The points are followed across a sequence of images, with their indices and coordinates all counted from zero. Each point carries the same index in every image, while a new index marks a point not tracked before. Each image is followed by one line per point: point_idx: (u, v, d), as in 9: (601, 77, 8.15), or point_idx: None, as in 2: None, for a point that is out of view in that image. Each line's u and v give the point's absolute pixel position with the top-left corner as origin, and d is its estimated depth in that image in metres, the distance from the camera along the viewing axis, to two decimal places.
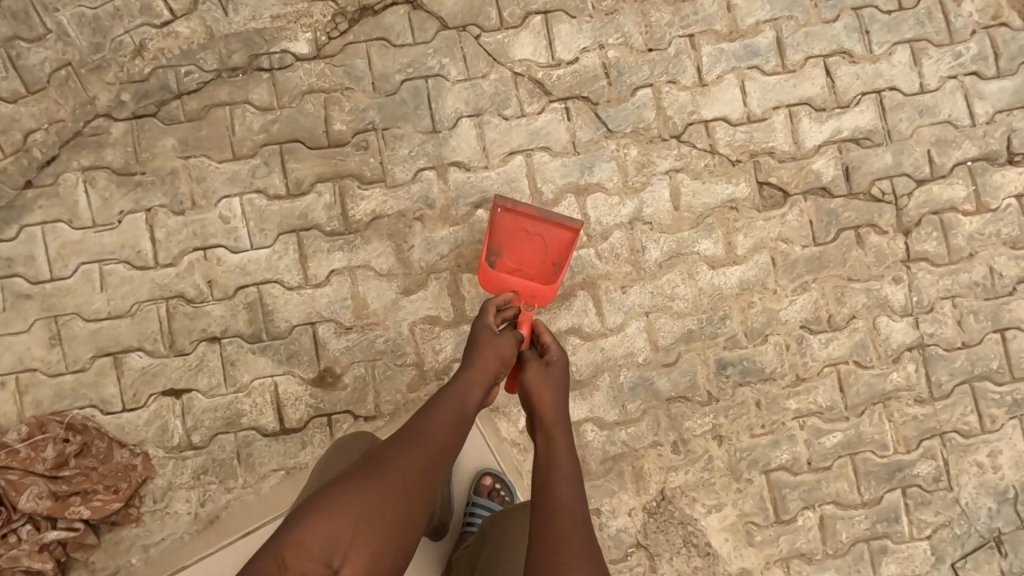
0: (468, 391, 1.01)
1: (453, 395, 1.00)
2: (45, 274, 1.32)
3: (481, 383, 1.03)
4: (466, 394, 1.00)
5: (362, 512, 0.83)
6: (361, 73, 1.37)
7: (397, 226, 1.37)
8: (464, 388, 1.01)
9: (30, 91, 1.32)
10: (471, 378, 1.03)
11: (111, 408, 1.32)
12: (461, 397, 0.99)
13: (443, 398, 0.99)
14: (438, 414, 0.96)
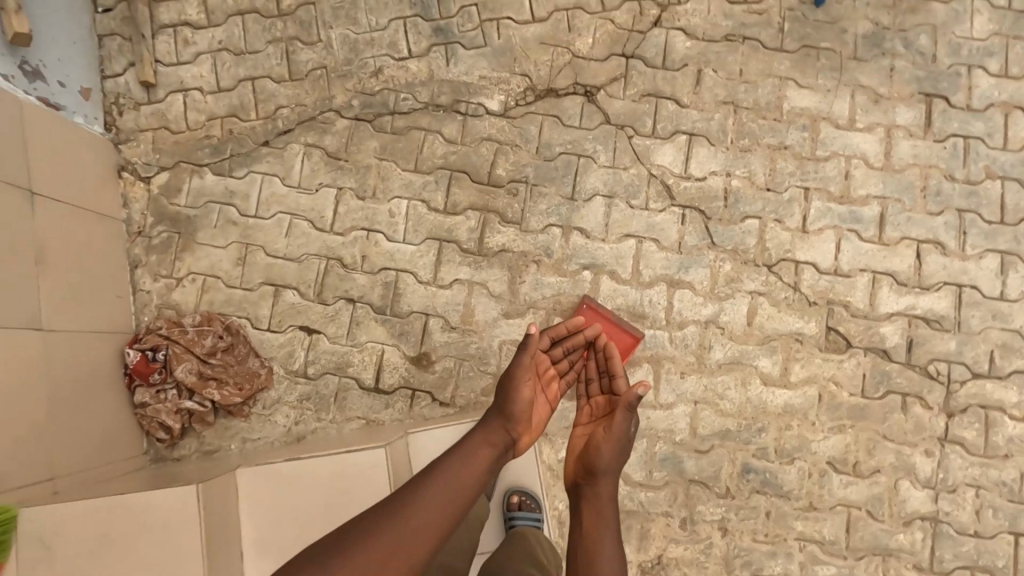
0: (479, 448, 1.11)
1: (463, 451, 1.10)
2: (251, 211, 1.72)
3: (495, 438, 1.14)
4: (474, 452, 1.10)
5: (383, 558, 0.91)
6: (531, 137, 1.70)
7: (518, 261, 1.66)
8: (479, 444, 1.12)
9: (291, 78, 1.75)
10: (487, 436, 1.14)
11: (259, 325, 1.68)
12: (473, 453, 1.10)
13: (457, 454, 1.09)
14: (453, 469, 1.06)
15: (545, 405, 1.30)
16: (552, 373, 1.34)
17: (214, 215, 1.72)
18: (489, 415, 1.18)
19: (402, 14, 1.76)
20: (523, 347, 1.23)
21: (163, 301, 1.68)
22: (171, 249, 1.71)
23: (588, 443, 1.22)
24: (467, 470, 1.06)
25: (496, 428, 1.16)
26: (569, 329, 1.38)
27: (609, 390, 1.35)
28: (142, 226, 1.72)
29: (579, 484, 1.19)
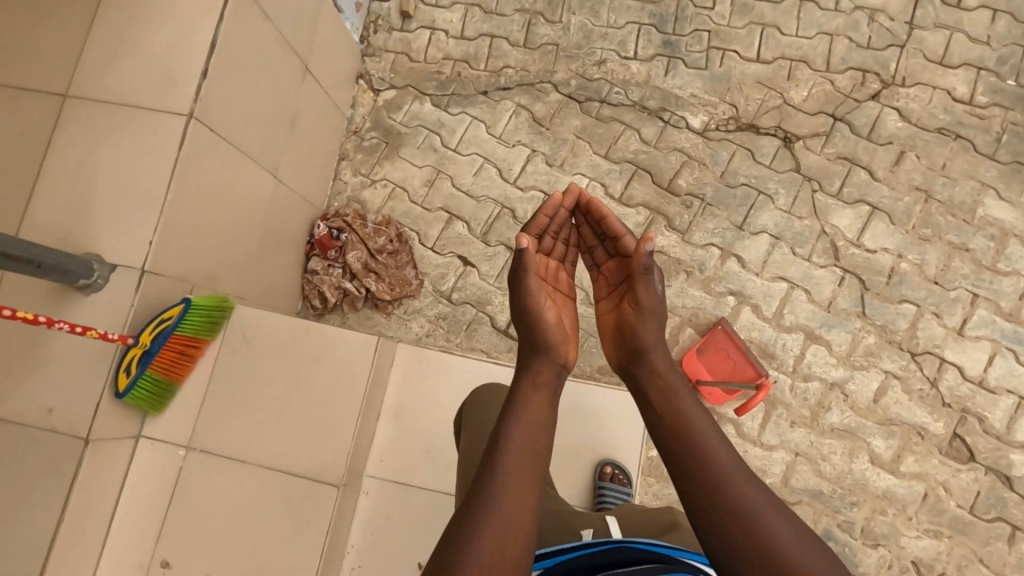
0: (525, 408, 0.99)
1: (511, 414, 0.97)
2: (452, 145, 1.91)
3: (538, 384, 1.03)
4: (523, 412, 0.98)
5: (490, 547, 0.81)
6: (720, 161, 1.80)
7: (670, 266, 1.76)
8: (529, 399, 1.01)
9: (525, 46, 1.95)
10: (534, 380, 1.04)
11: (424, 242, 1.86)
12: (522, 413, 0.97)
13: (507, 423, 0.96)
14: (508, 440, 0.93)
15: (571, 310, 1.19)
16: (554, 266, 1.22)
17: (420, 137, 1.92)
18: (523, 366, 1.07)
19: (640, 20, 1.92)
20: (519, 274, 1.12)
21: (354, 194, 1.90)
22: (375, 154, 1.93)
23: (619, 325, 1.10)
24: (522, 433, 0.95)
25: (537, 376, 1.05)
26: (548, 213, 1.19)
27: (614, 254, 1.19)
28: (359, 127, 1.95)
29: (628, 370, 1.07)
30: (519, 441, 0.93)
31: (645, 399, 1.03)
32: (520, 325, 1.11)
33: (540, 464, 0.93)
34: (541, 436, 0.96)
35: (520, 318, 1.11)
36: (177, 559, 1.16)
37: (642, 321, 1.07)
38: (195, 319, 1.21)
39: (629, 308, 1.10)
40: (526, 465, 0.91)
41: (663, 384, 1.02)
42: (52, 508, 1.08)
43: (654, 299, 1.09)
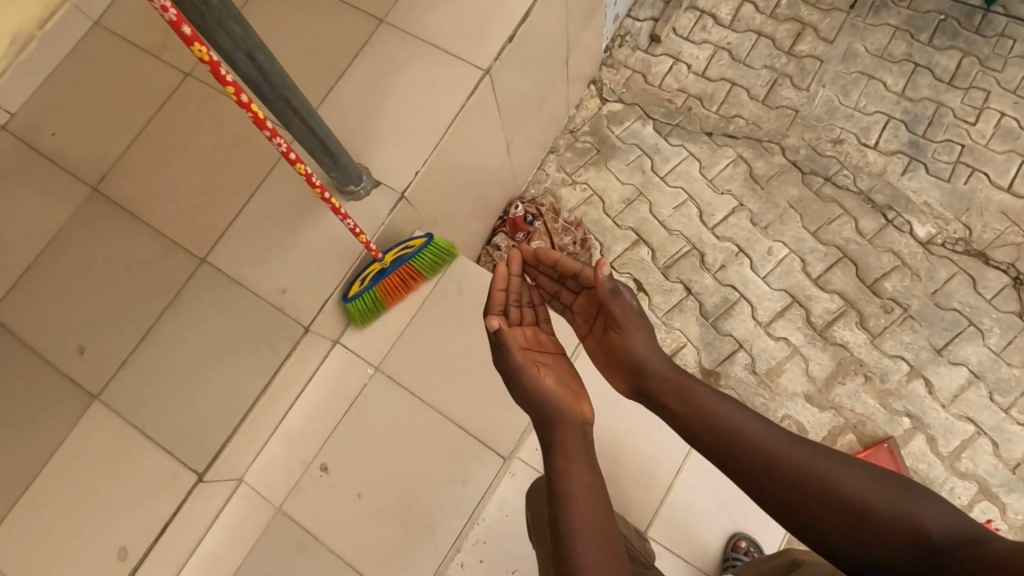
0: (569, 489, 0.85)
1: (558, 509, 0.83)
2: (661, 173, 1.91)
3: (566, 448, 0.91)
4: (573, 497, 0.84)
5: None
6: (936, 278, 1.70)
7: (850, 364, 1.67)
8: (572, 475, 0.87)
9: (764, 102, 1.93)
10: (562, 450, 0.91)
11: (605, 255, 1.85)
12: (569, 500, 0.83)
13: (565, 519, 0.81)
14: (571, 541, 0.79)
15: (565, 362, 1.07)
16: (531, 331, 1.09)
17: (632, 156, 1.93)
18: (541, 445, 0.93)
19: (890, 113, 1.86)
20: (499, 353, 0.98)
21: (552, 188, 1.93)
22: (583, 157, 1.95)
23: (616, 352, 1.02)
24: (578, 515, 0.81)
25: (562, 442, 0.92)
26: (498, 283, 1.09)
27: (576, 289, 1.13)
28: (576, 128, 1.99)
29: (647, 395, 0.98)
30: (586, 513, 0.81)
31: (675, 414, 0.94)
32: (523, 406, 0.98)
33: (610, 538, 0.80)
34: (597, 491, 0.85)
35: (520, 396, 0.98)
36: (336, 468, 1.20)
37: (639, 345, 1.00)
38: (428, 259, 1.25)
39: (614, 334, 1.03)
40: (603, 530, 0.80)
41: (680, 395, 0.94)
42: (260, 379, 1.15)
43: (631, 312, 1.04)
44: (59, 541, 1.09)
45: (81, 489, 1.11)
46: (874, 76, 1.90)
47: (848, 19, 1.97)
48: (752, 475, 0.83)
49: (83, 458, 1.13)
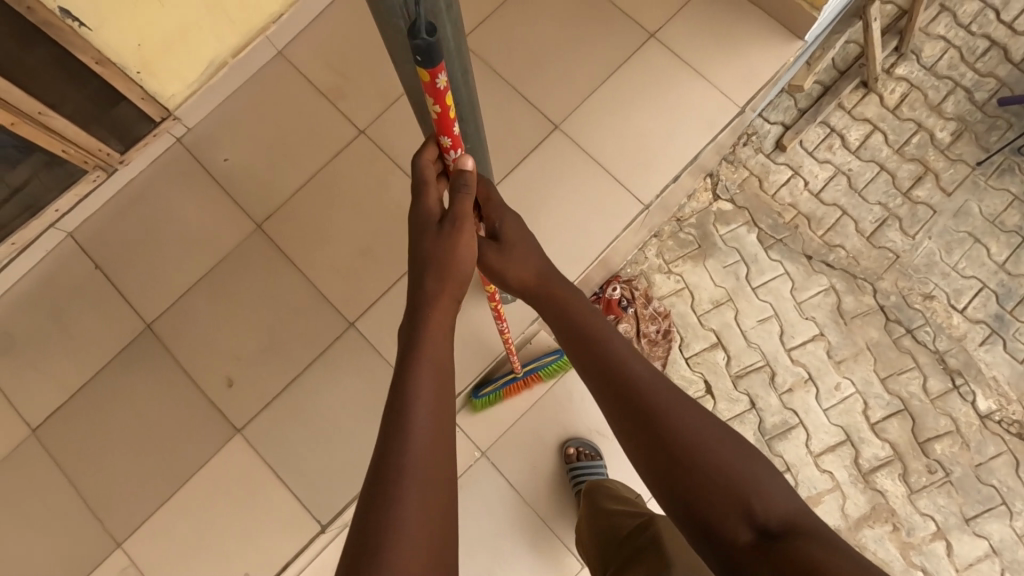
0: (429, 382, 0.62)
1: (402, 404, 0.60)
2: (754, 283, 1.98)
3: (441, 336, 0.68)
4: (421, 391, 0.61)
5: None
6: (984, 452, 1.81)
7: (882, 511, 1.80)
8: (434, 370, 0.64)
9: (868, 238, 1.98)
10: (435, 335, 0.67)
11: (682, 350, 1.95)
12: (420, 395, 0.61)
13: (401, 415, 0.59)
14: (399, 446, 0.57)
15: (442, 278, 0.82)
16: None
17: (730, 260, 2.00)
18: (414, 321, 0.69)
19: (985, 281, 1.92)
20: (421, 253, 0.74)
21: (646, 271, 2.01)
22: (683, 249, 2.02)
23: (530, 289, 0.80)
24: (422, 427, 0.59)
25: (439, 328, 0.68)
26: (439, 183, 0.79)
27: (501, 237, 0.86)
28: (683, 216, 2.05)
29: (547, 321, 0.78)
30: (418, 412, 0.60)
31: (575, 361, 0.74)
32: (417, 265, 0.74)
33: (450, 443, 0.60)
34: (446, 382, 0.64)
35: (419, 254, 0.74)
36: None
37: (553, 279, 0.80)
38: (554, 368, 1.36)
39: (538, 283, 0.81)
40: (434, 422, 0.60)
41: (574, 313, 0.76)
42: None
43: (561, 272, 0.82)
44: (193, 556, 1.24)
45: (217, 513, 1.26)
46: (980, 240, 1.95)
47: (971, 174, 2.00)
48: (642, 431, 0.66)
49: (222, 486, 1.27)
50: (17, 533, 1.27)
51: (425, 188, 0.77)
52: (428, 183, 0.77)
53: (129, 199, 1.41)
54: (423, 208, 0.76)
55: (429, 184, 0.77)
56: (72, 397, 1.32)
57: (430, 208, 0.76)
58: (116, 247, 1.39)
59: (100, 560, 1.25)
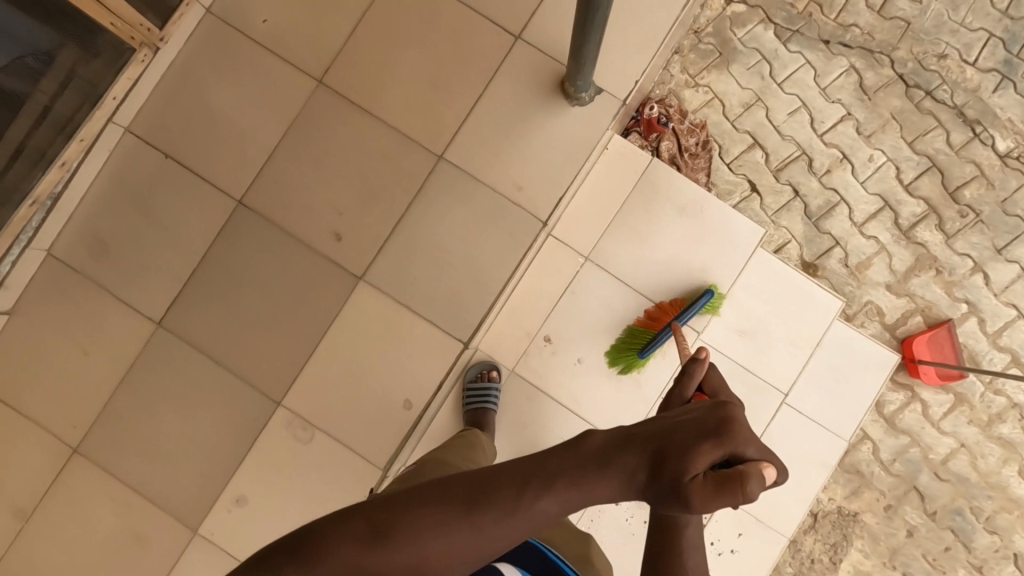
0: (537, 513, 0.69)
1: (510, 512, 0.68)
2: (779, 79, 2.04)
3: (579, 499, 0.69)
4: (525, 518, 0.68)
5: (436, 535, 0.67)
6: (1007, 187, 1.99)
7: (925, 260, 1.99)
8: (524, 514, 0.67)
9: (880, 11, 2.02)
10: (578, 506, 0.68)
11: (723, 157, 2.03)
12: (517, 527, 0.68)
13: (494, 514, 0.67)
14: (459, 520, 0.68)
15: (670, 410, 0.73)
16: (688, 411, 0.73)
17: (752, 61, 2.04)
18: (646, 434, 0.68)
19: (993, 30, 2.01)
20: (691, 432, 0.65)
21: (676, 89, 2.04)
22: (707, 61, 2.05)
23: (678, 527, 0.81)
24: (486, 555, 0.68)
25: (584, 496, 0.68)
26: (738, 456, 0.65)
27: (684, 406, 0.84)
28: (700, 28, 2.06)
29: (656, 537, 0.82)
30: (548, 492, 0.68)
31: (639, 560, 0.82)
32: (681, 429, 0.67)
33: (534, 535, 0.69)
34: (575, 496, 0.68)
35: (682, 436, 0.65)
36: (556, 337, 1.45)
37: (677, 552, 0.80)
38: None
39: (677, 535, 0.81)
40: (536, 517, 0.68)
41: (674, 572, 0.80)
42: (505, 266, 1.35)
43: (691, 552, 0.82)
44: (352, 395, 1.32)
45: (363, 354, 1.33)
46: None
47: None
48: None
49: (360, 330, 1.33)
50: (175, 417, 1.32)
51: (719, 439, 0.64)
52: (727, 441, 0.64)
53: (177, 82, 1.36)
54: (691, 448, 0.64)
55: (727, 444, 0.64)
56: (186, 284, 1.34)
57: (698, 454, 0.63)
58: (179, 133, 1.36)
59: (265, 421, 1.32)
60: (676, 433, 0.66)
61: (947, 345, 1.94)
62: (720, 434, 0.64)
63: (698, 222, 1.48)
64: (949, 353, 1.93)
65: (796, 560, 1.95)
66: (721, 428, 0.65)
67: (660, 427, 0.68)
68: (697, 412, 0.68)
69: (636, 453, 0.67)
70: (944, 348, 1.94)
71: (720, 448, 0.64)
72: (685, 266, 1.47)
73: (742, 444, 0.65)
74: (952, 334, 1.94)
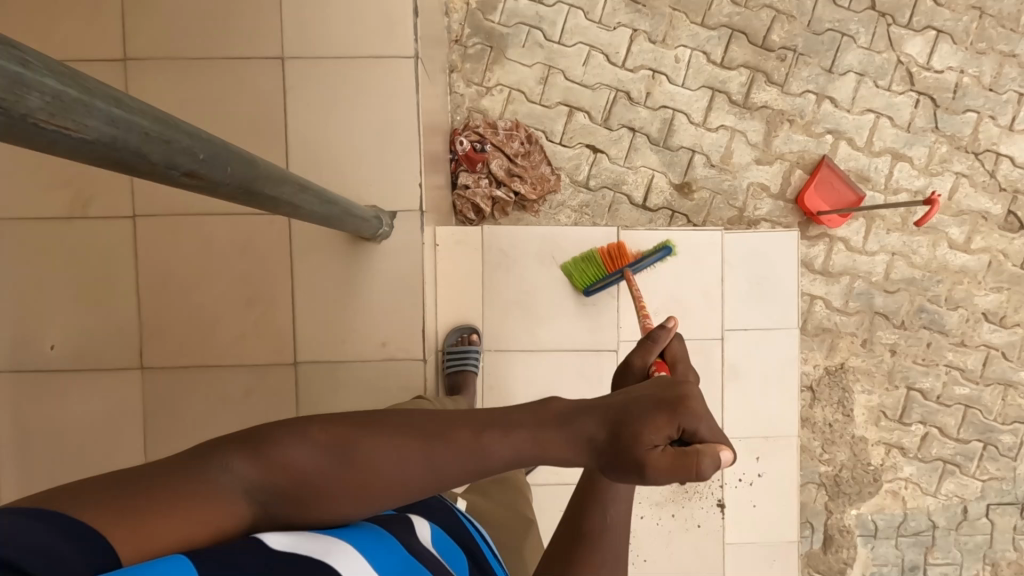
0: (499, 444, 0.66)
1: (456, 442, 0.66)
2: (556, 37, 1.97)
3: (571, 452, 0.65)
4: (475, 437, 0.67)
5: (408, 454, 0.65)
6: (806, 10, 1.97)
7: (775, 118, 2.00)
8: (499, 443, 0.66)
9: None
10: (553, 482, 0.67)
11: (552, 139, 1.98)
12: (458, 427, 0.68)
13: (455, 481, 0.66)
14: (401, 464, 0.65)
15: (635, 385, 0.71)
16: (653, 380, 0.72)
17: (523, 35, 1.96)
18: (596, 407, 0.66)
19: None
20: (650, 403, 0.64)
21: (474, 105, 1.97)
22: (484, 61, 1.97)
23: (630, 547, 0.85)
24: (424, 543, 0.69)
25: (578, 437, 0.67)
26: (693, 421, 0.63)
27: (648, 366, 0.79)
28: (458, 35, 1.96)
29: None
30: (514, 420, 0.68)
31: None
32: (634, 402, 0.65)
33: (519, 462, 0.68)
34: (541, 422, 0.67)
35: (638, 410, 0.64)
36: None
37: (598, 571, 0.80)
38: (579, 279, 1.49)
39: None
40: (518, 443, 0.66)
41: None
42: None
43: None
44: None
45: None
46: None
47: None
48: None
49: None
50: None
51: (674, 414, 0.62)
52: (680, 412, 0.63)
53: (17, 451, 1.30)
54: (644, 419, 0.62)
55: (681, 417, 0.62)
56: None
57: (652, 427, 0.62)
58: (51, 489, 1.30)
59: None
60: (635, 407, 0.64)
61: (838, 183, 1.98)
62: (678, 409, 0.63)
63: (557, 254, 1.49)
64: (843, 191, 1.98)
65: (816, 430, 2.06)
66: (679, 400, 0.63)
67: (624, 400, 0.66)
68: (652, 387, 0.67)
69: (592, 420, 0.65)
70: (839, 191, 1.98)
71: (674, 421, 0.62)
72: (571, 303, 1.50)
73: (699, 419, 0.63)
74: (838, 173, 1.97)
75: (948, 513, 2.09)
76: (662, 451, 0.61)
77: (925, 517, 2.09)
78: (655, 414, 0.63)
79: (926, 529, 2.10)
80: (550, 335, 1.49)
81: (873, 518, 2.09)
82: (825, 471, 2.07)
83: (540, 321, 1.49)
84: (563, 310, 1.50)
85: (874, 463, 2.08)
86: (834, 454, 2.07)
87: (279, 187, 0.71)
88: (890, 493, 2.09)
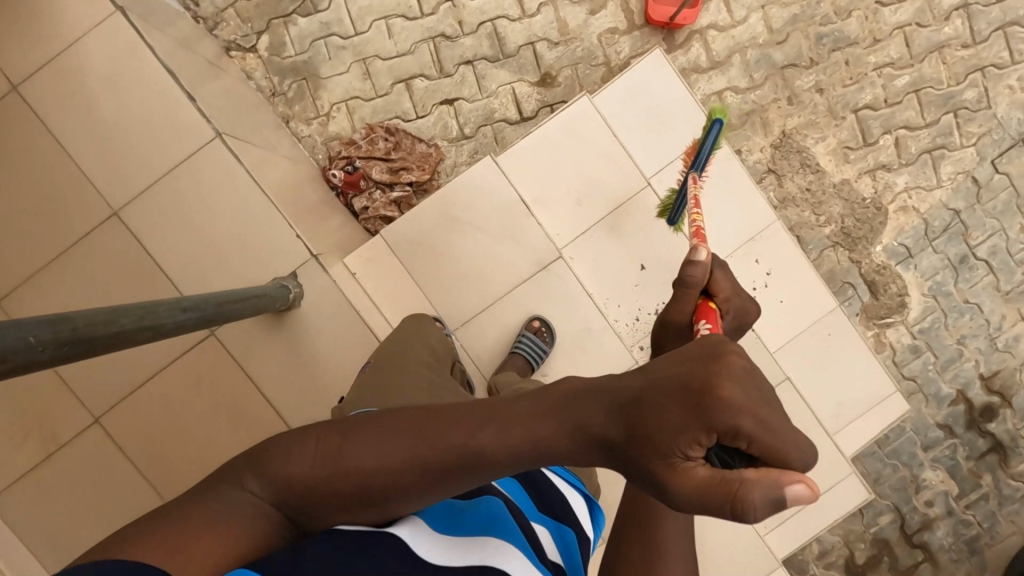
0: (469, 430, 0.67)
1: (449, 437, 0.68)
2: (352, 31, 1.95)
3: (554, 418, 0.64)
4: (451, 429, 0.68)
5: (391, 450, 0.69)
6: None
7: None
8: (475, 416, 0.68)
9: None
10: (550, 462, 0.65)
11: (409, 118, 1.98)
12: (448, 423, 0.69)
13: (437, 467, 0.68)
14: (382, 459, 0.69)
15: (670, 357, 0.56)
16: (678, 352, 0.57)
17: (323, 50, 1.96)
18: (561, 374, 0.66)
19: None
20: (674, 406, 0.52)
21: (326, 136, 1.98)
22: (307, 94, 1.97)
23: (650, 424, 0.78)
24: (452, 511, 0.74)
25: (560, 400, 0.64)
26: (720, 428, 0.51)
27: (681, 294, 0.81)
28: (272, 88, 1.96)
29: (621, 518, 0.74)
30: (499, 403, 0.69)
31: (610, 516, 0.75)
32: (656, 396, 0.54)
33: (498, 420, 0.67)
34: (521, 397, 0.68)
35: (662, 415, 0.53)
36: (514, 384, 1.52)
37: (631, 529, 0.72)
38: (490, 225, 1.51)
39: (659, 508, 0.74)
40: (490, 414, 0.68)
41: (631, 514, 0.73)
42: None
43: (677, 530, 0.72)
44: None
45: None
46: None
47: None
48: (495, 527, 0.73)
49: None
50: None
51: (703, 420, 0.50)
52: (708, 415, 0.50)
53: None
54: (675, 434, 0.52)
55: (709, 426, 0.50)
56: None
57: (681, 439, 0.52)
58: None
59: None
60: (655, 405, 0.54)
61: None
62: (705, 403, 0.50)
63: (456, 216, 1.51)
64: None
65: (800, 203, 2.03)
66: (708, 392, 0.50)
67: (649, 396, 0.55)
68: (681, 367, 0.54)
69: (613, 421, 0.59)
70: None
71: (705, 428, 0.50)
72: (498, 247, 1.52)
73: (738, 415, 0.49)
74: None
75: (963, 193, 2.04)
76: (694, 466, 0.52)
77: (945, 211, 2.05)
78: (682, 413, 0.52)
79: (952, 220, 2.05)
80: (499, 286, 1.52)
81: (900, 242, 2.06)
82: (832, 231, 2.04)
83: (482, 280, 1.52)
84: (494, 258, 1.52)
85: (868, 196, 2.04)
86: (829, 211, 2.04)
87: (119, 321, 0.74)
88: (900, 211, 2.05)
